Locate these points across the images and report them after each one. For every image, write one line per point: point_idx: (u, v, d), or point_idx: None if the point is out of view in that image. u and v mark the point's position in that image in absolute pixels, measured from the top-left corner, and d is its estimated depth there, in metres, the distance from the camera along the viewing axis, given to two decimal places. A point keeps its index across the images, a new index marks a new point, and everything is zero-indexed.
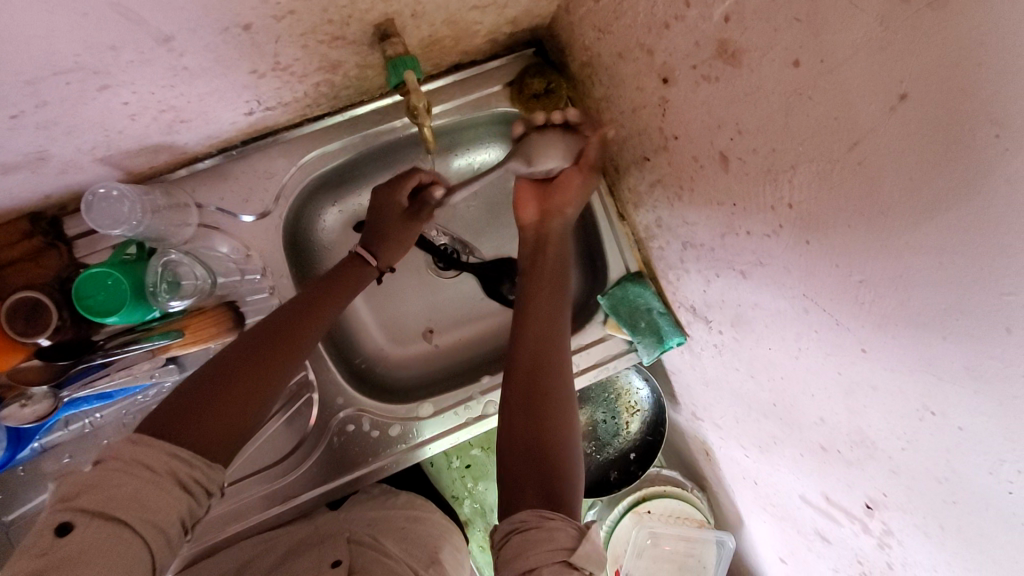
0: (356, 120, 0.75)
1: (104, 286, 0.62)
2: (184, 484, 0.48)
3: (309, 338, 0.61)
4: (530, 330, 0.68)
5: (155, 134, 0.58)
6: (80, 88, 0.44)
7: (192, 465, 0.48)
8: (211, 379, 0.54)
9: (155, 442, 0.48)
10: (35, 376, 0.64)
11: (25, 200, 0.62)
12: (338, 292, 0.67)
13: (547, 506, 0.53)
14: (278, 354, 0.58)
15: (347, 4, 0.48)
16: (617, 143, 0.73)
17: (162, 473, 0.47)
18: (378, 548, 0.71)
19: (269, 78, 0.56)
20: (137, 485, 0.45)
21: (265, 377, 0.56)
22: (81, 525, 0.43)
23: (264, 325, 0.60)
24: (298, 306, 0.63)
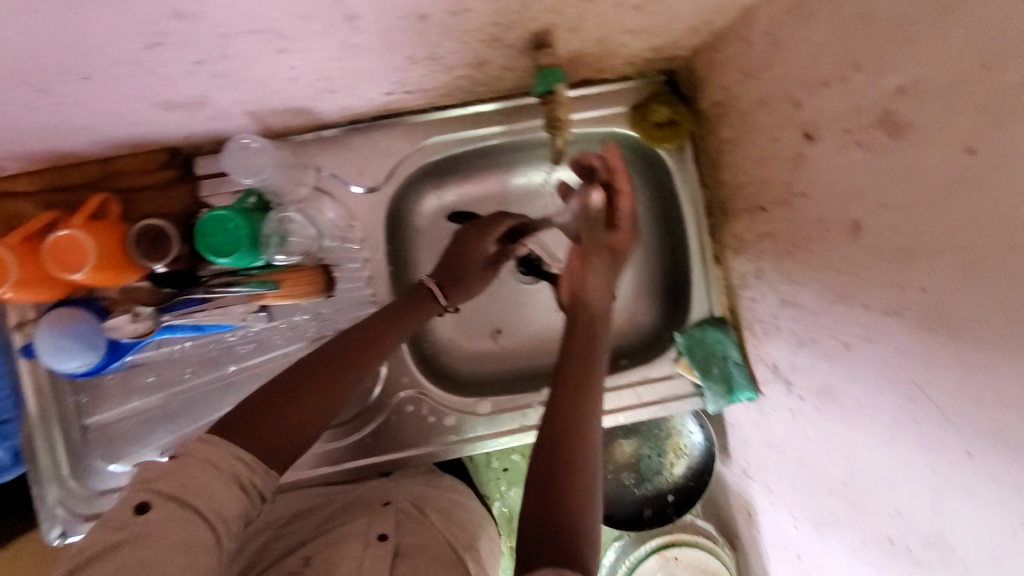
0: (478, 116, 0.77)
1: (224, 229, 0.66)
2: (245, 487, 0.49)
3: (368, 364, 0.62)
4: (581, 338, 0.66)
5: (303, 97, 0.62)
6: (262, 48, 0.47)
7: (253, 469, 0.49)
8: (264, 398, 0.54)
9: (222, 443, 0.49)
10: (145, 298, 0.70)
11: (173, 137, 0.66)
12: (396, 326, 0.67)
13: (563, 558, 0.45)
14: (337, 380, 0.58)
15: (518, 11, 0.49)
16: (731, 187, 0.72)
17: (227, 471, 0.48)
18: (424, 525, 0.70)
19: (421, 65, 0.58)
20: (207, 479, 0.48)
21: (322, 399, 0.57)
22: (157, 506, 0.46)
23: (330, 349, 0.62)
24: (363, 335, 0.64)
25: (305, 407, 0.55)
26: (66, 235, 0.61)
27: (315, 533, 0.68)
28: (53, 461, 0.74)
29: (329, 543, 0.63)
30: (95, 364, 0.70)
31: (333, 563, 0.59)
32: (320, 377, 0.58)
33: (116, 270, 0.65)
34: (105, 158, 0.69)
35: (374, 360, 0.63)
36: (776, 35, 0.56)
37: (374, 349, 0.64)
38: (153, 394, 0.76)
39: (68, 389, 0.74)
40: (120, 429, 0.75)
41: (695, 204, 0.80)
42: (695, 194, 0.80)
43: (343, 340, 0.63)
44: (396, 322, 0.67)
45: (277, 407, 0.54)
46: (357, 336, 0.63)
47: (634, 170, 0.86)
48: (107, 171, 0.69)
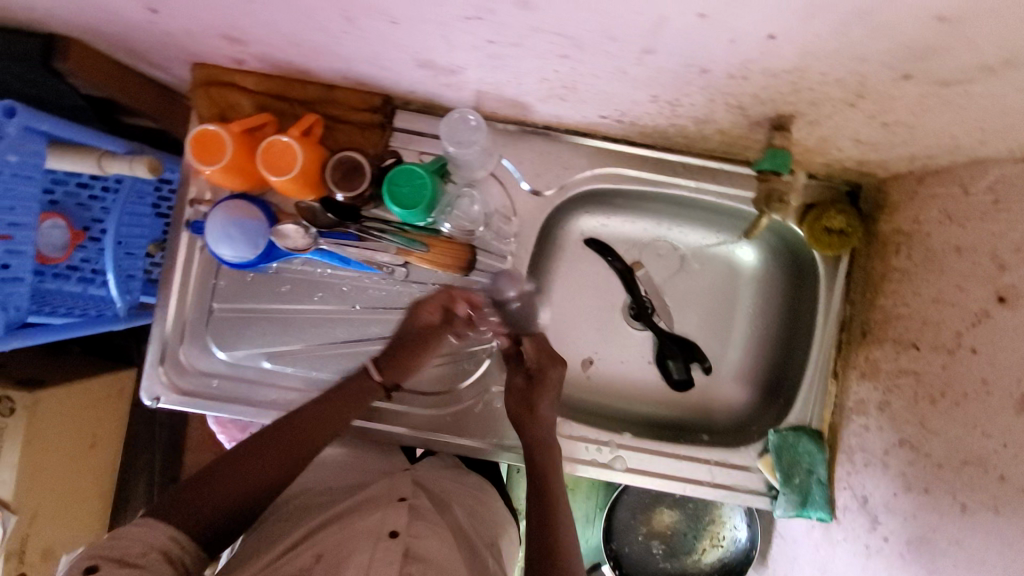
0: (660, 162, 0.80)
1: (412, 182, 0.70)
2: (175, 560, 0.57)
3: (305, 438, 0.68)
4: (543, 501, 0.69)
5: (533, 95, 0.65)
6: (550, 49, 0.50)
7: (182, 546, 0.58)
8: (211, 474, 0.63)
9: (156, 523, 0.58)
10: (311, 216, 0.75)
11: (399, 87, 0.71)
12: (335, 413, 0.71)
13: None
14: (266, 466, 0.65)
15: (785, 94, 0.52)
16: (883, 314, 0.73)
17: (160, 547, 0.56)
18: (439, 523, 0.73)
19: (656, 105, 0.61)
20: (147, 549, 0.56)
21: (256, 476, 0.65)
22: (104, 567, 0.52)
23: (264, 426, 0.68)
24: (296, 425, 0.69)
25: (236, 482, 0.63)
26: (284, 142, 0.68)
27: (322, 521, 0.71)
28: (176, 328, 0.79)
29: (342, 535, 0.67)
30: (246, 260, 0.75)
31: (341, 561, 0.62)
32: (255, 453, 0.66)
33: (307, 185, 0.71)
34: (331, 85, 0.75)
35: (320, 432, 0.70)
36: (1003, 195, 0.57)
37: (316, 422, 0.70)
38: (282, 303, 0.80)
39: (213, 271, 0.79)
40: (242, 323, 0.80)
41: (828, 317, 0.80)
42: (833, 307, 0.80)
43: (274, 430, 0.68)
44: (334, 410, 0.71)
45: (213, 484, 0.63)
46: (290, 421, 0.69)
47: (779, 262, 0.87)
48: (329, 96, 0.76)
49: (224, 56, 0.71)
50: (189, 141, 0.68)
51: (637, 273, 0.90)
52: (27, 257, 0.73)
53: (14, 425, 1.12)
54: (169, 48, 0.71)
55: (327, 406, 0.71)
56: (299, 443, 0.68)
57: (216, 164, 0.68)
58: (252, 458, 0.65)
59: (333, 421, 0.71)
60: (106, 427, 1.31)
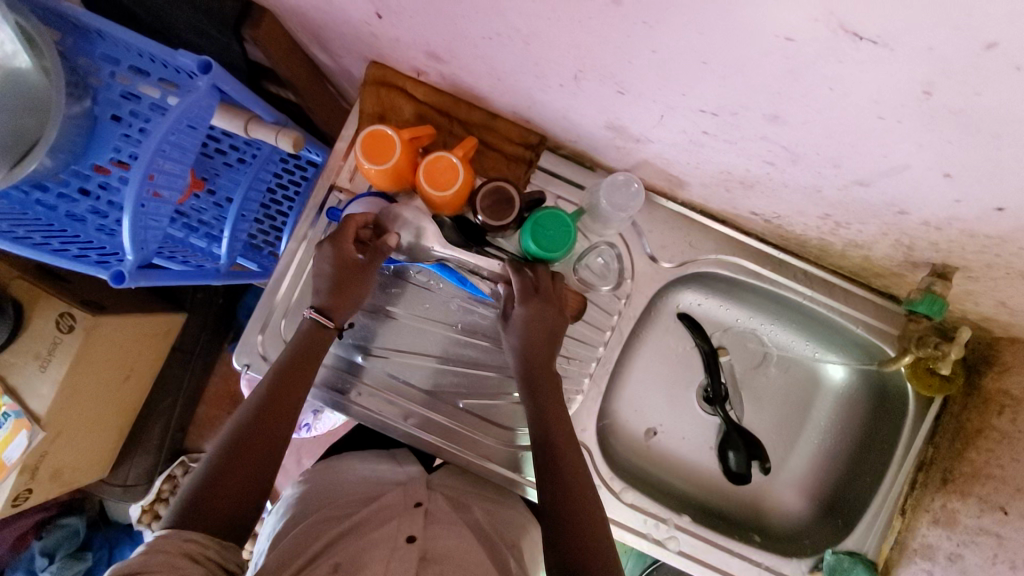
0: (782, 264, 0.82)
1: (558, 229, 0.74)
2: (199, 559, 0.55)
3: (278, 415, 0.69)
4: (558, 519, 0.66)
5: (699, 179, 0.68)
6: (761, 154, 0.53)
7: (204, 545, 0.57)
8: (210, 481, 0.62)
9: (168, 535, 0.56)
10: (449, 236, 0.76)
11: (565, 135, 0.74)
12: (297, 377, 0.72)
13: None
14: (253, 451, 0.66)
15: (966, 252, 0.54)
16: (973, 469, 0.74)
17: (177, 550, 0.54)
18: (456, 522, 0.75)
19: (822, 222, 0.63)
20: (165, 557, 0.53)
21: (250, 461, 0.65)
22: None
23: (239, 421, 0.68)
24: (264, 410, 0.69)
25: (233, 479, 0.63)
26: (446, 161, 0.71)
27: (338, 525, 0.71)
28: (284, 301, 0.81)
29: (361, 543, 0.68)
30: None
31: (360, 564, 0.65)
32: (237, 453, 0.65)
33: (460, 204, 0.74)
34: (495, 114, 0.78)
35: (286, 408, 0.70)
36: None
37: (279, 400, 0.70)
38: None
39: None
40: None
41: (907, 454, 0.81)
42: (914, 446, 0.81)
43: (247, 423, 0.68)
44: (297, 379, 0.72)
45: (215, 489, 0.62)
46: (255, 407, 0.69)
47: (864, 386, 0.88)
48: (490, 123, 0.78)
49: (409, 63, 0.73)
50: (362, 137, 0.71)
51: (720, 358, 0.91)
52: (167, 203, 0.75)
53: (68, 343, 1.08)
54: (358, 43, 0.74)
55: (287, 378, 0.71)
56: (275, 421, 0.69)
57: (378, 165, 0.71)
58: (236, 458, 0.65)
59: (297, 388, 0.72)
60: (144, 363, 1.26)
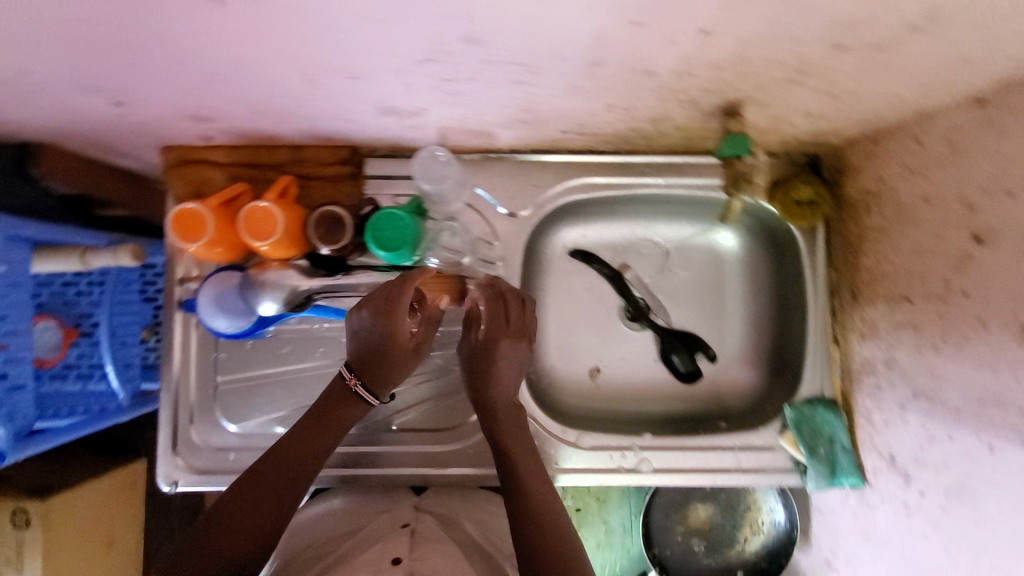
0: (627, 166, 0.83)
1: (396, 226, 0.72)
2: None
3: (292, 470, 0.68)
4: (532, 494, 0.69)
5: (496, 123, 0.68)
6: (503, 77, 0.53)
7: None
8: (206, 534, 0.62)
9: None
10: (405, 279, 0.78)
11: (366, 138, 0.74)
12: (314, 433, 0.71)
13: None
14: (268, 506, 0.65)
15: (730, 81, 0.54)
16: (870, 274, 0.74)
17: None
18: (444, 538, 0.73)
19: (612, 113, 0.64)
20: None
21: (260, 516, 0.64)
22: None
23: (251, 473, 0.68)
24: (279, 464, 0.68)
25: (233, 534, 0.62)
26: (258, 210, 0.69)
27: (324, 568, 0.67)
28: (188, 405, 0.79)
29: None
30: (245, 328, 0.77)
31: None
32: (241, 505, 0.64)
33: (290, 245, 0.73)
34: (299, 145, 0.78)
35: (303, 462, 0.69)
36: (954, 142, 0.59)
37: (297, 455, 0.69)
38: (280, 365, 0.80)
39: (212, 345, 0.79)
40: (251, 390, 0.80)
41: (816, 282, 0.82)
42: (819, 273, 0.82)
43: (261, 473, 0.67)
44: (320, 434, 0.71)
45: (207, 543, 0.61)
46: (277, 460, 0.68)
47: (758, 242, 0.89)
48: (299, 156, 0.78)
49: (193, 135, 0.73)
50: (170, 219, 0.69)
51: (626, 276, 0.92)
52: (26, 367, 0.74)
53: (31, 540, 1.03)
54: (138, 138, 0.73)
55: (309, 433, 0.71)
56: (289, 473, 0.68)
57: (198, 241, 0.70)
58: (239, 508, 0.64)
59: (319, 441, 0.71)
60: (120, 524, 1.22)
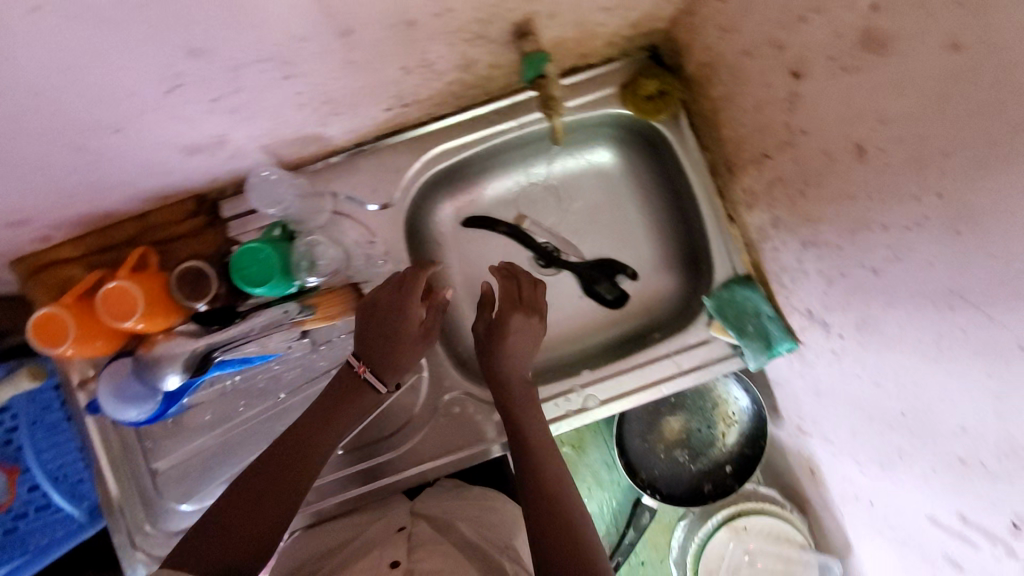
0: (476, 119, 0.81)
1: (257, 259, 0.69)
2: None
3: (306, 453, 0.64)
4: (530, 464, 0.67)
5: (312, 124, 0.65)
6: (269, 77, 0.51)
7: None
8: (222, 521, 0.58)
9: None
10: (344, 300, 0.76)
11: (200, 183, 0.71)
12: (334, 415, 0.66)
13: None
14: (279, 497, 0.61)
15: (497, 3, 0.53)
16: (733, 143, 0.73)
17: None
18: (441, 537, 0.71)
19: (415, 74, 0.62)
20: None
21: (270, 510, 0.60)
22: None
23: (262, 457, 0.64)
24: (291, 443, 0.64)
25: (251, 521, 0.58)
26: (108, 289, 0.66)
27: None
28: (131, 504, 0.76)
29: None
30: (155, 410, 0.75)
31: None
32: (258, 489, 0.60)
33: (164, 315, 0.70)
34: (141, 213, 0.74)
35: (320, 444, 0.65)
36: None
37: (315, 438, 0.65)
38: (207, 433, 0.78)
39: (135, 436, 0.78)
40: (188, 467, 0.77)
41: (697, 167, 0.81)
42: (694, 157, 0.82)
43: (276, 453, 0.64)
44: (335, 420, 0.66)
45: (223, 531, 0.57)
46: (288, 449, 0.64)
47: (634, 149, 0.88)
48: (145, 224, 0.74)
49: (25, 241, 0.70)
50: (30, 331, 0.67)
51: (525, 227, 0.90)
52: None
53: None
54: None
55: (327, 414, 0.66)
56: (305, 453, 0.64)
57: (65, 342, 0.67)
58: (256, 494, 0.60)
59: (337, 418, 0.67)
60: None
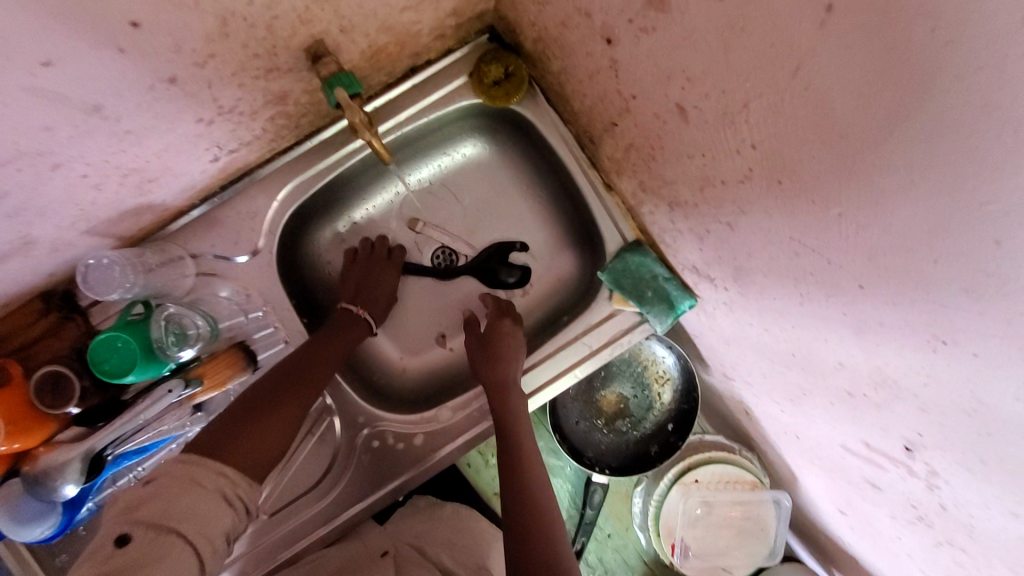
0: (327, 142, 0.77)
1: (115, 349, 0.64)
2: (230, 501, 0.53)
3: (318, 371, 0.66)
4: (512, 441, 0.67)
5: (129, 196, 0.60)
6: (33, 172, 0.46)
7: (236, 483, 0.54)
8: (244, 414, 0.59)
9: (198, 463, 0.52)
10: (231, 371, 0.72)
11: (34, 283, 0.65)
12: (336, 340, 0.70)
13: None
14: (296, 396, 0.63)
15: (267, 35, 0.50)
16: (585, 114, 0.71)
17: (210, 487, 0.52)
18: (425, 566, 0.73)
19: (220, 122, 0.57)
20: (191, 501, 0.49)
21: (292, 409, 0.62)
22: (138, 535, 0.46)
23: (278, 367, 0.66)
24: (296, 362, 0.66)
25: (279, 420, 0.60)
26: None
27: None
28: None
29: None
30: (61, 523, 0.67)
31: None
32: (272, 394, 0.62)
33: (36, 429, 0.64)
34: None
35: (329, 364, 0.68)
36: None
37: (325, 355, 0.68)
38: None
39: (49, 553, 0.72)
40: None
41: (566, 141, 0.79)
42: (561, 132, 0.79)
43: (287, 365, 0.66)
44: (336, 349, 0.69)
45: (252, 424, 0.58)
46: (290, 368, 0.65)
47: (502, 135, 0.85)
48: None
49: None
50: None
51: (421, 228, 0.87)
52: None
53: None
54: None
55: (332, 339, 0.70)
56: (319, 368, 0.66)
57: None
58: (270, 394, 0.62)
59: (341, 342, 0.70)
60: None
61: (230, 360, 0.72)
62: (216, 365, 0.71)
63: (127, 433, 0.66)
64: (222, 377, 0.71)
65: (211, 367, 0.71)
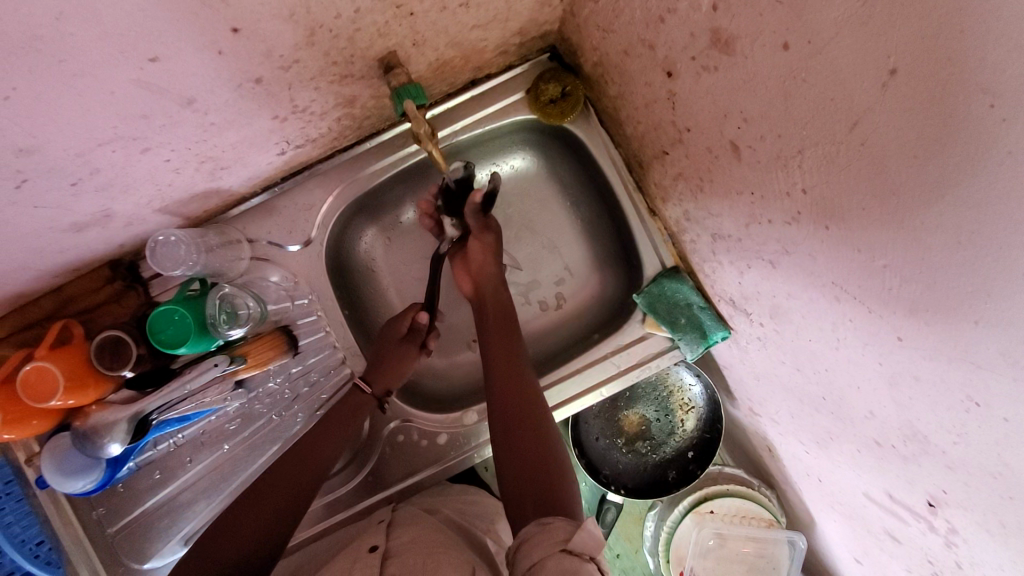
0: (385, 144, 0.80)
1: (172, 321, 0.67)
2: None
3: (309, 464, 0.68)
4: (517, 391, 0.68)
5: (201, 181, 0.65)
6: (124, 154, 0.50)
7: None
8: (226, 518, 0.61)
9: None
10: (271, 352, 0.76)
11: (106, 252, 0.70)
12: (330, 430, 0.71)
13: (545, 514, 0.53)
14: (283, 490, 0.64)
15: (347, 45, 0.53)
16: (637, 140, 0.72)
17: None
18: (428, 519, 0.67)
19: (292, 120, 0.61)
20: None
21: (271, 510, 0.62)
22: None
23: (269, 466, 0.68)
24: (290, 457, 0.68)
25: (260, 516, 0.61)
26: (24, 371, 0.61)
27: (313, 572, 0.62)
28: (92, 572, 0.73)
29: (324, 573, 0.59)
30: (102, 479, 0.70)
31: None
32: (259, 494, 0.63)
33: (94, 388, 0.66)
34: (56, 288, 0.71)
35: (320, 455, 0.69)
36: None
37: (314, 447, 0.69)
38: (160, 491, 0.78)
39: (86, 507, 0.75)
40: (144, 529, 0.77)
41: (614, 163, 0.81)
42: (610, 155, 0.81)
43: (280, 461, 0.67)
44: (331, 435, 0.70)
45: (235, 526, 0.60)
46: (283, 462, 0.67)
47: (552, 151, 0.87)
48: (62, 297, 0.71)
49: None
50: None
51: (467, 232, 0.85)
52: None
53: None
54: None
55: (327, 429, 0.71)
56: (309, 461, 0.68)
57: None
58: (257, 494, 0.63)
59: (338, 431, 0.71)
60: None
61: (269, 342, 0.76)
62: (259, 346, 0.75)
63: (172, 399, 0.69)
64: (261, 356, 0.75)
65: (255, 347, 0.75)
